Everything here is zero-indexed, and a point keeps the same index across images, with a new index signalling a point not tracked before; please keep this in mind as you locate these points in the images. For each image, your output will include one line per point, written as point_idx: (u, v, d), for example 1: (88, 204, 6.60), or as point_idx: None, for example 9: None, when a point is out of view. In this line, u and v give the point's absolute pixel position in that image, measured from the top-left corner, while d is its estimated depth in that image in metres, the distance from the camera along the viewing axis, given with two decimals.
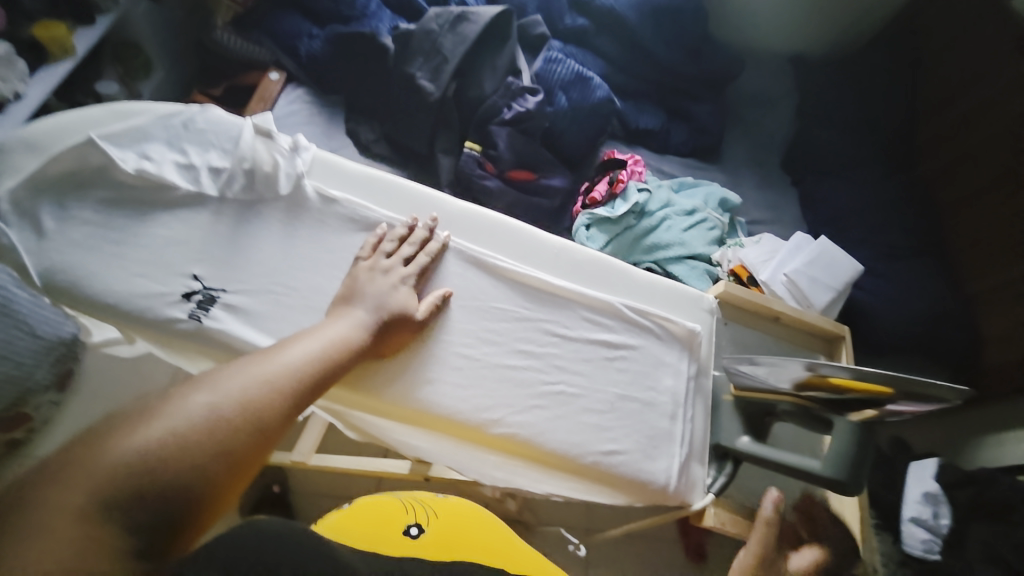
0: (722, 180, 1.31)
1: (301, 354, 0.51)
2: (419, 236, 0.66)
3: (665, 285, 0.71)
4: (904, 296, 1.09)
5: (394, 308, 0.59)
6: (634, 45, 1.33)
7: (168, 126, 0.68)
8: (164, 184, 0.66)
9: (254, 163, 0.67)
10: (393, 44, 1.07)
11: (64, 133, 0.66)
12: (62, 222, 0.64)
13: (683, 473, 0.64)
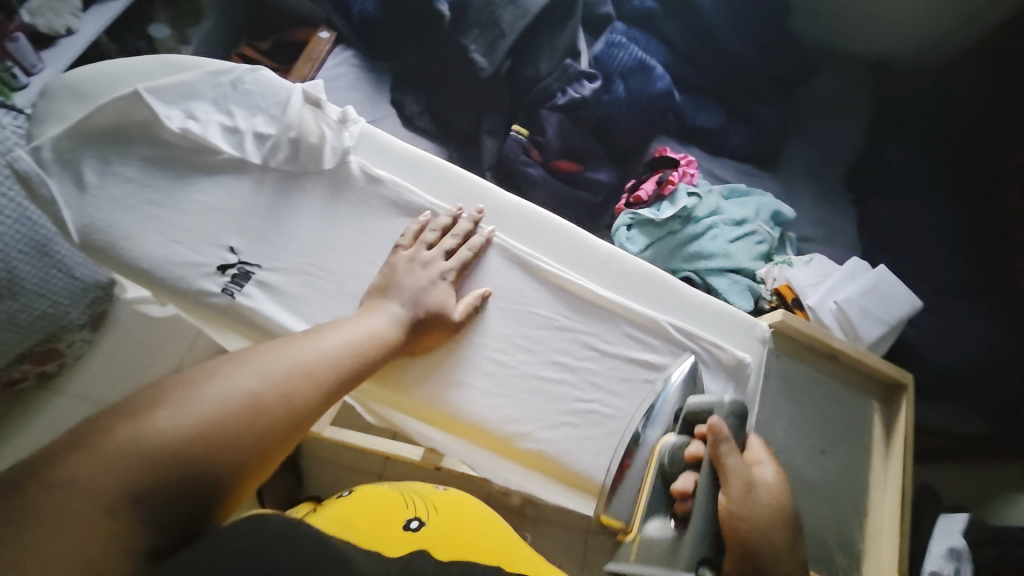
0: (778, 190, 1.23)
1: (340, 342, 0.50)
2: (463, 228, 0.63)
3: (717, 307, 0.66)
4: (962, 340, 1.02)
5: (432, 304, 0.57)
6: (703, 35, 1.24)
7: (216, 85, 0.65)
8: (208, 147, 0.64)
9: (300, 133, 0.64)
10: (449, 11, 1.01)
11: (111, 82, 0.65)
12: (104, 177, 0.62)
13: None
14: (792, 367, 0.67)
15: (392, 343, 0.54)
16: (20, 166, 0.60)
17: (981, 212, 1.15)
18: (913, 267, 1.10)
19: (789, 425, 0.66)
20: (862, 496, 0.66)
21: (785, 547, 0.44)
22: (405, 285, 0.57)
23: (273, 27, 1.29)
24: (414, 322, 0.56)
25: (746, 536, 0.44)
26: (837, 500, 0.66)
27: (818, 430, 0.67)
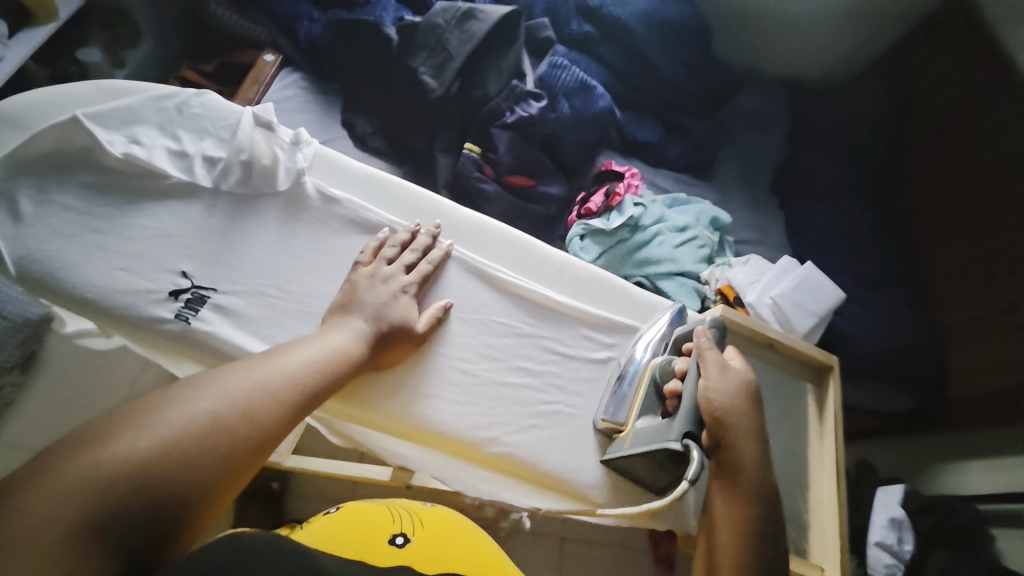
0: (714, 198, 1.33)
1: (303, 360, 0.50)
2: (422, 242, 0.64)
3: (662, 304, 0.70)
4: (881, 324, 1.13)
5: (394, 317, 0.58)
6: (637, 56, 1.33)
7: (161, 109, 0.64)
8: (153, 171, 0.62)
9: (252, 155, 0.63)
10: (397, 35, 1.04)
11: (46, 108, 0.61)
12: (40, 207, 0.59)
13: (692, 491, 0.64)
14: None
15: (356, 359, 0.54)
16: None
17: (889, 210, 1.29)
18: (834, 261, 1.23)
19: None
20: (804, 476, 0.72)
21: (749, 417, 0.54)
22: (366, 300, 0.57)
23: (216, 49, 1.27)
24: (378, 337, 0.57)
25: (720, 406, 0.53)
26: (785, 480, 0.71)
27: (764, 415, 0.72)
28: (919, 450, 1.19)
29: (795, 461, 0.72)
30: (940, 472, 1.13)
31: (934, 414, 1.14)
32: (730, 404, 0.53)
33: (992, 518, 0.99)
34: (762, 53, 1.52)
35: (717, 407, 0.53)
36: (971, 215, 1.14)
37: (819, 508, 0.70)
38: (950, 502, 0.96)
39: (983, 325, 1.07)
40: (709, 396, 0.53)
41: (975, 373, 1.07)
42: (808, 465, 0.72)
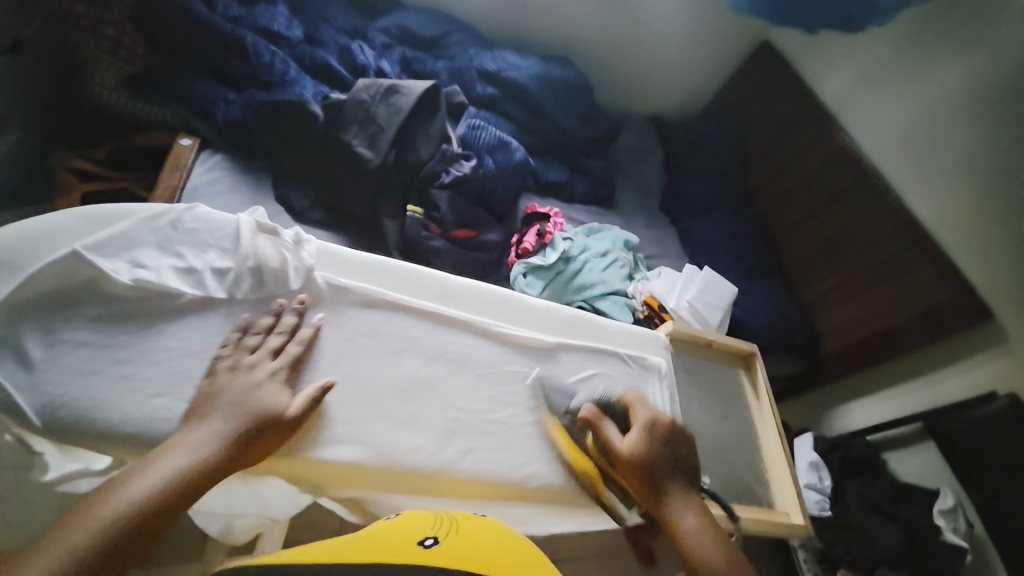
0: (621, 223, 1.54)
1: (167, 475, 0.49)
2: (287, 323, 0.62)
3: (630, 329, 0.83)
4: (771, 307, 1.40)
5: (263, 404, 0.55)
6: (538, 111, 1.51)
7: (155, 229, 0.61)
8: (165, 293, 0.58)
9: (259, 261, 0.63)
10: (323, 112, 1.08)
11: (35, 247, 0.55)
12: (51, 349, 0.53)
13: None
14: (687, 360, 0.87)
15: (214, 467, 0.51)
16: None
17: (752, 215, 1.63)
18: (725, 263, 1.49)
19: (700, 404, 0.85)
20: (752, 443, 0.88)
21: (673, 471, 0.69)
22: (228, 394, 0.55)
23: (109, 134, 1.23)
24: (243, 432, 0.53)
25: (646, 466, 0.67)
26: (744, 449, 0.86)
27: (717, 401, 0.87)
28: (821, 401, 1.49)
29: (745, 432, 0.87)
30: (833, 415, 1.45)
31: (817, 370, 1.44)
32: (651, 464, 0.67)
33: (883, 444, 1.33)
34: (631, 99, 1.83)
35: (644, 467, 0.67)
36: (811, 210, 1.47)
37: (770, 465, 0.87)
38: (847, 439, 1.25)
39: (840, 291, 1.37)
40: (636, 454, 0.67)
41: (840, 332, 1.37)
42: (754, 435, 0.88)
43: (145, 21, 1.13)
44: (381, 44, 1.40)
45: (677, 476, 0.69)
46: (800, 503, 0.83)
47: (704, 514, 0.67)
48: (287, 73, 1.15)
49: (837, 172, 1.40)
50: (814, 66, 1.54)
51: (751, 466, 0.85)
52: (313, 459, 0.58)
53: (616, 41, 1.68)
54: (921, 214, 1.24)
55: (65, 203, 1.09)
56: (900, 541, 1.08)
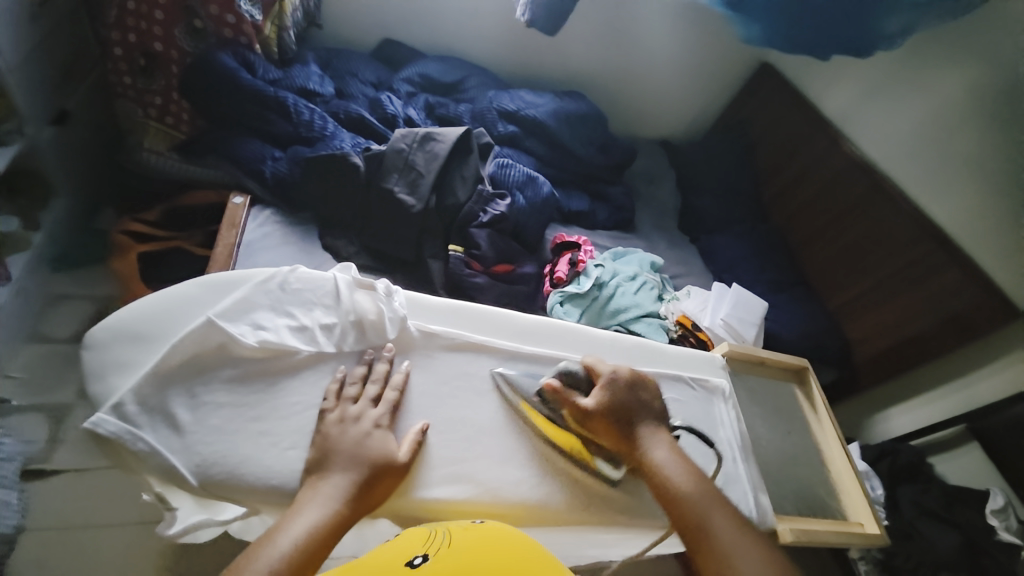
0: (644, 245, 1.59)
1: (304, 533, 0.52)
2: (380, 371, 0.66)
3: (691, 353, 0.85)
4: (804, 318, 1.43)
5: (374, 451, 0.59)
6: (557, 144, 1.57)
7: (267, 292, 0.66)
8: (285, 351, 0.64)
9: (359, 314, 0.68)
10: (364, 163, 1.14)
11: (171, 318, 0.62)
12: (196, 411, 0.58)
13: (758, 504, 0.75)
14: (747, 380, 0.90)
15: (342, 520, 0.55)
16: (104, 429, 0.53)
17: (769, 228, 1.68)
18: (751, 278, 1.53)
19: (764, 421, 0.87)
20: (820, 458, 0.89)
21: (642, 418, 0.69)
22: (342, 448, 0.59)
23: (154, 194, 1.31)
24: (361, 482, 0.57)
25: (613, 415, 0.68)
26: (812, 463, 0.88)
27: (780, 417, 0.90)
28: (859, 407, 1.51)
29: (811, 447, 0.89)
30: (874, 422, 1.47)
31: (852, 378, 1.45)
32: (616, 407, 0.68)
33: (928, 449, 1.34)
34: (640, 127, 1.92)
35: (612, 415, 0.67)
36: (832, 219, 1.50)
37: (840, 480, 0.88)
38: (896, 445, 1.27)
39: (868, 299, 1.40)
40: (603, 407, 0.68)
41: (873, 338, 1.39)
42: (820, 451, 0.89)
43: (190, 90, 1.17)
44: (406, 93, 1.48)
45: (647, 417, 0.69)
46: (875, 515, 0.84)
47: (676, 452, 0.67)
48: (325, 127, 1.21)
49: (852, 181, 1.45)
50: (817, 84, 1.62)
51: (821, 481, 0.87)
52: (428, 501, 0.62)
53: (623, 73, 1.77)
54: (936, 217, 1.29)
55: (125, 265, 1.19)
56: (960, 546, 1.09)
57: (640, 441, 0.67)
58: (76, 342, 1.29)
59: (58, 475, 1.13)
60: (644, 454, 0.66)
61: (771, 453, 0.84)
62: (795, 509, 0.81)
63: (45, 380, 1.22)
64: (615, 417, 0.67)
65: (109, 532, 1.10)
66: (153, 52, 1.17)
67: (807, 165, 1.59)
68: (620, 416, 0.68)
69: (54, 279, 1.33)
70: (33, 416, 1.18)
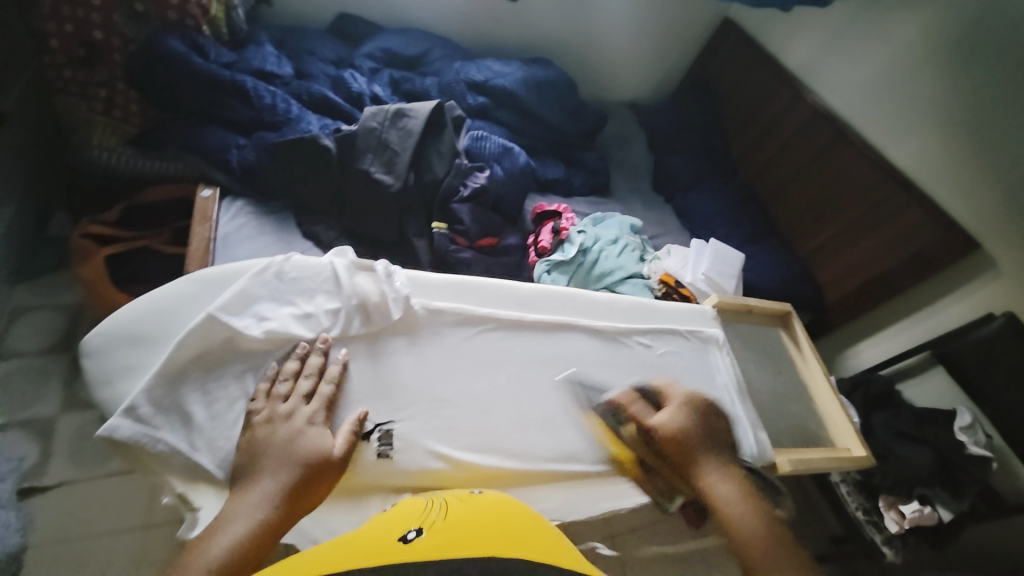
0: (621, 208, 1.60)
1: (227, 548, 0.48)
2: (314, 364, 0.64)
3: (682, 308, 0.88)
4: (779, 265, 1.49)
5: (308, 450, 0.57)
6: (528, 113, 1.55)
7: (265, 282, 0.67)
8: (292, 340, 0.66)
9: (362, 298, 0.69)
10: (335, 145, 1.09)
11: (171, 320, 0.65)
12: (211, 407, 0.61)
13: (757, 441, 0.80)
14: (737, 328, 0.94)
15: (276, 523, 0.52)
16: (121, 434, 0.56)
17: (739, 183, 1.72)
18: (728, 232, 1.57)
19: (756, 365, 0.92)
20: (809, 395, 0.95)
21: (711, 445, 0.71)
22: (272, 448, 0.57)
23: (111, 195, 1.25)
24: (294, 485, 0.54)
25: (683, 441, 0.70)
26: (802, 399, 0.94)
27: (770, 360, 0.95)
28: (831, 345, 1.61)
29: (800, 386, 0.95)
30: (845, 357, 1.57)
31: (823, 320, 1.54)
32: (694, 430, 0.71)
33: (896, 376, 1.44)
34: (609, 90, 1.91)
35: (688, 440, 0.70)
36: (800, 168, 1.55)
37: (829, 413, 0.94)
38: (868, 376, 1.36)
39: (835, 242, 1.46)
40: (676, 431, 0.70)
41: (841, 280, 1.46)
42: (810, 389, 0.95)
43: (141, 78, 1.11)
44: (369, 69, 1.42)
45: (723, 445, 0.72)
46: (861, 440, 0.90)
47: (740, 482, 0.68)
48: (289, 110, 1.15)
49: (816, 131, 1.50)
50: (778, 35, 1.63)
51: (812, 414, 0.93)
52: (450, 467, 0.66)
53: (587, 36, 1.75)
54: (897, 161, 1.35)
55: (91, 269, 1.13)
56: (932, 461, 1.19)
57: (706, 469, 0.68)
58: (49, 354, 1.22)
59: (51, 492, 1.09)
60: (707, 484, 0.67)
61: (764, 393, 0.90)
62: (791, 442, 0.88)
63: (22, 396, 1.17)
64: (687, 442, 0.70)
65: (118, 539, 1.07)
66: (93, 41, 1.09)
67: (772, 117, 1.62)
68: (687, 443, 0.69)
69: (15, 292, 1.26)
70: (16, 434, 1.12)
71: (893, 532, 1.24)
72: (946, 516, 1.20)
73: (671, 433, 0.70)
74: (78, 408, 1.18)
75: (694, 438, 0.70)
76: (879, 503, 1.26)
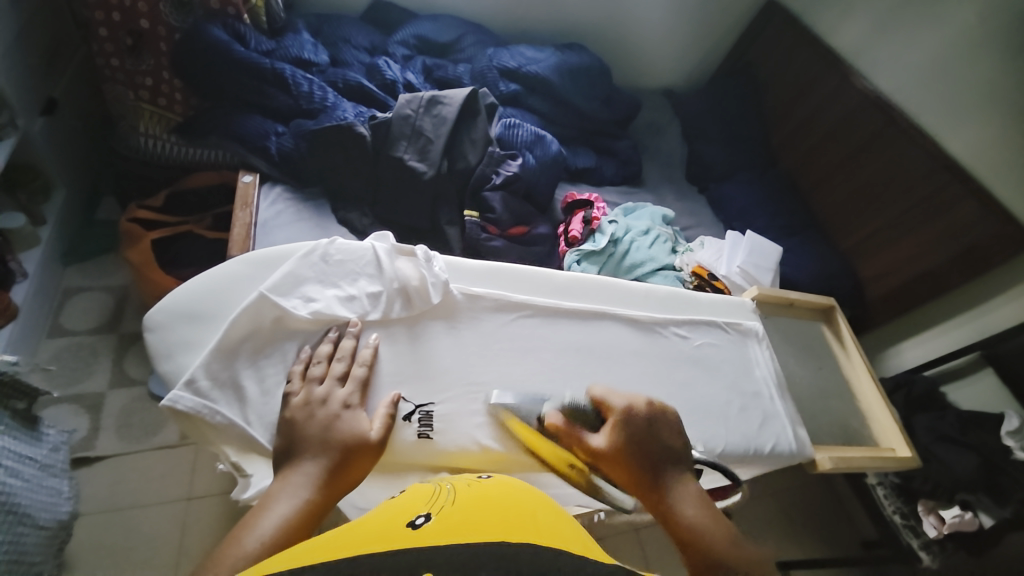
0: (653, 199, 1.57)
1: (275, 525, 0.49)
2: (346, 348, 0.65)
3: (720, 299, 0.87)
4: (819, 259, 1.44)
5: (345, 433, 0.58)
6: (560, 100, 1.52)
7: (312, 265, 0.70)
8: (337, 321, 0.68)
9: (403, 281, 0.71)
10: (370, 132, 1.11)
11: (224, 299, 0.68)
12: (263, 383, 0.64)
13: (796, 436, 0.79)
14: (777, 321, 0.92)
15: (315, 507, 0.52)
16: (182, 405, 0.59)
17: (777, 173, 1.65)
18: (765, 224, 1.52)
19: (796, 360, 0.90)
20: (850, 392, 0.92)
21: (657, 458, 0.61)
22: (310, 432, 0.57)
23: (155, 180, 1.30)
24: (332, 467, 0.55)
25: (626, 456, 0.60)
26: (844, 396, 0.91)
27: (810, 355, 0.92)
28: (871, 343, 1.55)
29: (842, 382, 0.92)
30: (886, 356, 1.50)
31: (864, 316, 1.48)
32: (634, 450, 0.61)
33: (941, 378, 1.38)
34: (642, 76, 1.86)
35: (628, 461, 0.60)
36: (844, 157, 1.48)
37: (872, 411, 0.91)
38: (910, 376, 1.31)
39: (880, 236, 1.39)
40: (614, 446, 0.60)
41: (885, 276, 1.39)
42: (851, 386, 0.92)
43: (186, 65, 1.14)
44: (403, 57, 1.43)
45: (671, 462, 0.61)
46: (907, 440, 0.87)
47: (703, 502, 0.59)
48: (326, 98, 1.17)
49: (864, 118, 1.43)
50: (826, 17, 1.55)
51: (854, 413, 0.90)
52: (486, 450, 0.66)
53: (622, 20, 1.71)
54: (952, 151, 1.27)
55: (137, 252, 1.18)
56: (977, 466, 1.14)
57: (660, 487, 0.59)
58: (98, 333, 1.29)
59: (101, 462, 1.16)
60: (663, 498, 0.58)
61: (804, 388, 0.88)
62: (831, 440, 0.86)
63: (74, 372, 1.24)
64: (629, 458, 0.60)
65: (162, 510, 1.14)
66: (139, 30, 1.14)
67: (817, 104, 1.55)
68: (626, 455, 0.60)
69: (68, 273, 1.33)
70: (68, 407, 1.20)
71: (931, 537, 1.20)
72: (988, 523, 1.13)
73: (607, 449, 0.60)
74: (126, 385, 1.24)
75: (635, 450, 0.61)
76: (918, 508, 1.22)
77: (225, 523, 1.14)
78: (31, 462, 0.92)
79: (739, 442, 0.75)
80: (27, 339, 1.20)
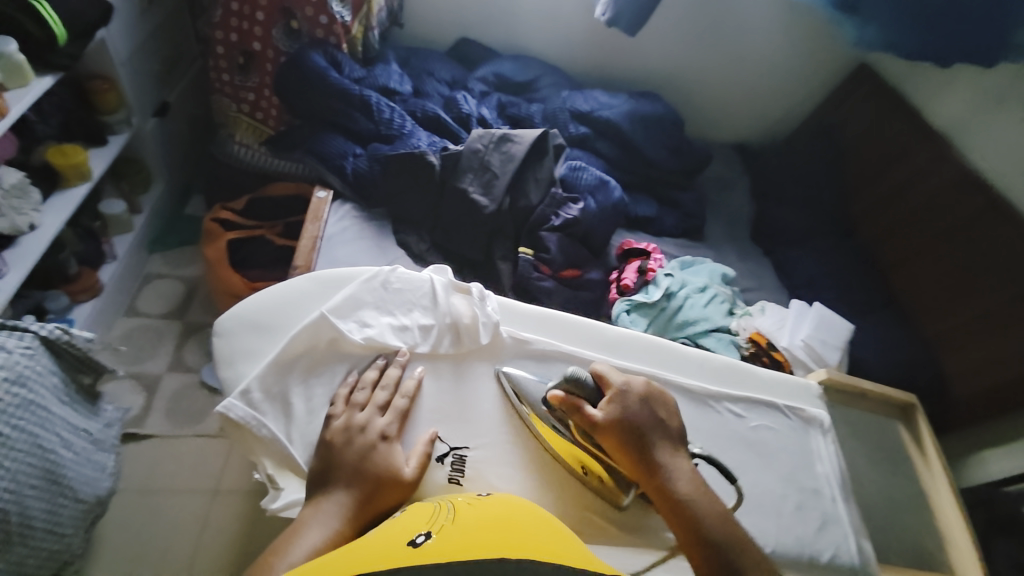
0: (713, 256, 1.50)
1: (303, 555, 0.51)
2: (391, 377, 0.66)
3: (784, 378, 0.80)
4: (895, 344, 1.31)
5: (378, 466, 0.58)
6: (628, 147, 1.52)
7: (372, 289, 0.71)
8: (387, 349, 0.68)
9: (455, 317, 0.71)
10: (440, 162, 1.15)
11: (287, 312, 0.70)
12: (309, 402, 0.65)
13: (858, 551, 0.70)
14: (847, 413, 0.83)
15: (343, 538, 0.54)
16: (234, 414, 0.62)
17: (855, 244, 1.54)
18: (834, 297, 1.41)
19: (866, 460, 0.81)
20: (927, 509, 0.81)
21: (654, 438, 0.62)
22: (347, 459, 0.58)
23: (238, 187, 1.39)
24: (362, 499, 0.56)
25: (624, 431, 0.62)
26: (919, 511, 0.80)
27: (883, 458, 0.83)
28: None
29: (918, 495, 0.81)
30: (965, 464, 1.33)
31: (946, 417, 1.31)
32: (630, 428, 0.62)
33: None
34: (715, 130, 1.83)
35: (622, 433, 0.62)
36: (933, 237, 1.36)
37: (952, 536, 0.79)
38: None
39: (970, 330, 1.25)
40: (613, 419, 0.62)
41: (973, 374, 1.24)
42: (929, 501, 0.81)
43: (286, 86, 1.24)
44: (480, 92, 1.49)
45: (664, 438, 0.63)
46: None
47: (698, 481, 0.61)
48: (404, 125, 1.23)
49: (961, 198, 1.31)
50: (926, 89, 1.47)
51: (929, 534, 0.79)
52: None
53: (701, 74, 1.70)
54: None
55: (214, 249, 1.28)
56: None
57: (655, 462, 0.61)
58: (166, 318, 1.39)
59: (146, 440, 1.23)
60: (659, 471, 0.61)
61: (872, 495, 0.78)
62: (900, 561, 0.75)
63: (139, 351, 1.33)
64: (624, 432, 0.62)
65: (190, 498, 1.17)
66: (251, 51, 1.26)
67: (906, 178, 1.45)
68: (625, 428, 0.62)
69: (152, 260, 1.45)
70: (129, 383, 1.28)
71: None
72: None
73: (610, 420, 0.62)
74: (181, 370, 1.32)
75: (637, 428, 0.62)
76: None
77: (243, 523, 1.16)
78: (84, 435, 0.98)
79: (791, 546, 0.67)
80: (105, 316, 1.31)
